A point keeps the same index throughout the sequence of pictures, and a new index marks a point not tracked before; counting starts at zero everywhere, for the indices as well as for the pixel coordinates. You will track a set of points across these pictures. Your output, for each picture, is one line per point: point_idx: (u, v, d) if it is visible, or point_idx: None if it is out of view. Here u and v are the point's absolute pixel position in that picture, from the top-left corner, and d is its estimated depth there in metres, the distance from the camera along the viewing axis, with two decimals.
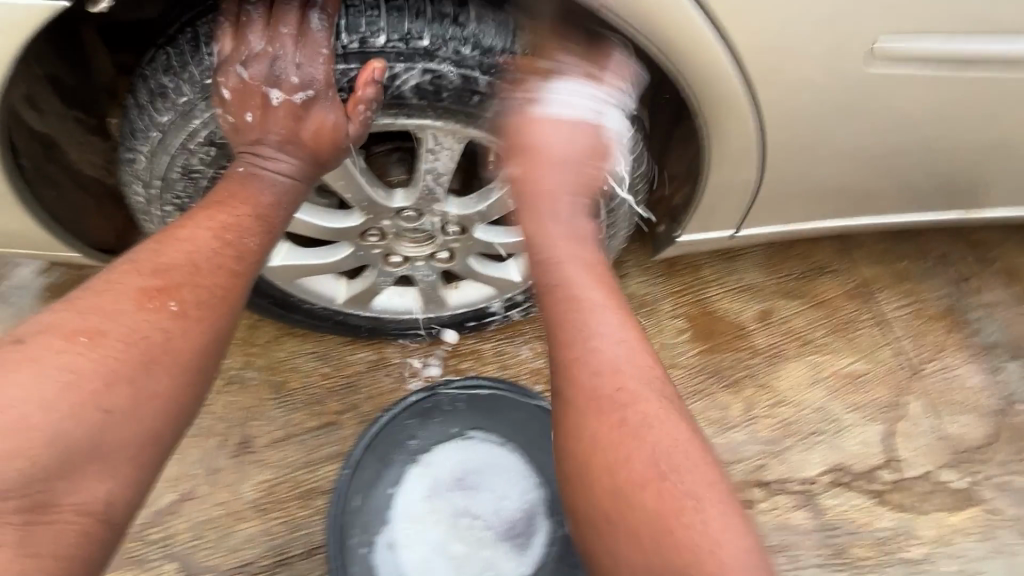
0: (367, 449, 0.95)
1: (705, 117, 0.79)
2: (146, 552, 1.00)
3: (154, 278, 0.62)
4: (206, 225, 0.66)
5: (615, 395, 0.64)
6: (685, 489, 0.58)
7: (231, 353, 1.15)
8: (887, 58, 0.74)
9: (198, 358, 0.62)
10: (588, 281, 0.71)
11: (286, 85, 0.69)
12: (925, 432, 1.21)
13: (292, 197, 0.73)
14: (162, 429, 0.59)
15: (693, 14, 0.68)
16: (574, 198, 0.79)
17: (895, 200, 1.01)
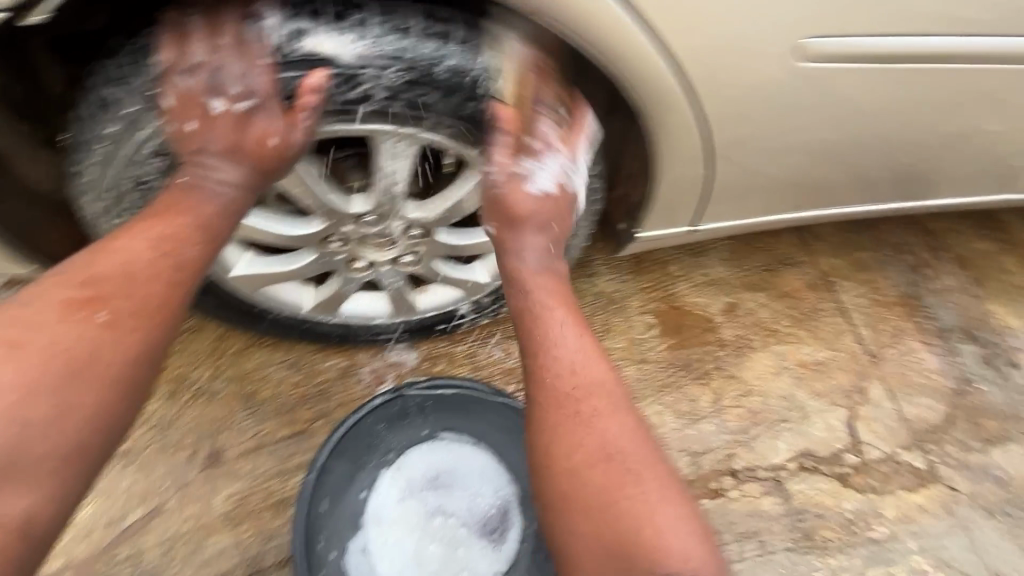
0: (333, 456, 0.93)
1: (651, 119, 0.81)
2: (114, 570, 0.98)
3: (83, 290, 0.63)
4: (144, 235, 0.67)
5: (576, 394, 0.71)
6: (632, 469, 0.67)
7: (199, 365, 1.14)
8: (821, 57, 0.77)
9: (128, 370, 0.63)
10: (549, 298, 0.78)
11: (229, 94, 0.72)
12: (885, 415, 1.25)
13: (237, 206, 0.74)
14: (86, 441, 0.60)
15: (631, 21, 0.70)
16: (545, 230, 0.83)
17: (845, 192, 1.04)
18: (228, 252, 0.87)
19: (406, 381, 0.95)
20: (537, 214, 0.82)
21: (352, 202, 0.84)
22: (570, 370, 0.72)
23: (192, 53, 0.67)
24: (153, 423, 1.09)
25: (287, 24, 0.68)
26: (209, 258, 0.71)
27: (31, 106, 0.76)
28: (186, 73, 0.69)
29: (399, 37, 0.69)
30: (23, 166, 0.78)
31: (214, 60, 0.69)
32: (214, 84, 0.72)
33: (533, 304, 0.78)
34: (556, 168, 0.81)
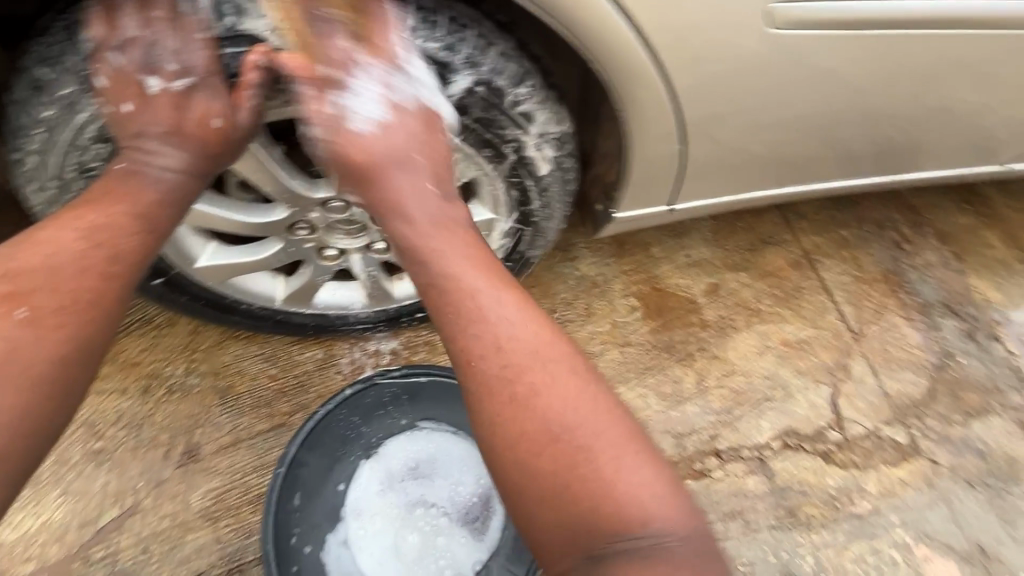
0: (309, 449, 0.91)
1: (621, 93, 0.79)
2: (90, 571, 0.96)
3: (3, 285, 0.59)
4: (74, 226, 0.63)
5: (507, 375, 0.62)
6: (580, 440, 0.59)
7: (172, 360, 1.11)
8: (794, 24, 0.75)
9: (56, 368, 0.59)
10: (464, 269, 0.67)
11: (164, 72, 0.68)
12: (868, 391, 1.26)
13: (180, 194, 0.70)
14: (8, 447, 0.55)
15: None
16: (429, 188, 0.73)
17: (824, 167, 1.03)
18: (191, 243, 0.84)
19: (379, 371, 0.91)
20: (388, 150, 0.72)
21: (317, 186, 0.81)
22: (495, 346, 0.63)
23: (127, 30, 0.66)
24: (126, 421, 1.06)
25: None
26: (152, 249, 0.67)
27: None
28: (117, 50, 0.66)
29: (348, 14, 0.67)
30: None
31: (147, 34, 0.67)
32: (146, 62, 0.68)
33: (443, 278, 0.67)
34: (374, 83, 0.70)
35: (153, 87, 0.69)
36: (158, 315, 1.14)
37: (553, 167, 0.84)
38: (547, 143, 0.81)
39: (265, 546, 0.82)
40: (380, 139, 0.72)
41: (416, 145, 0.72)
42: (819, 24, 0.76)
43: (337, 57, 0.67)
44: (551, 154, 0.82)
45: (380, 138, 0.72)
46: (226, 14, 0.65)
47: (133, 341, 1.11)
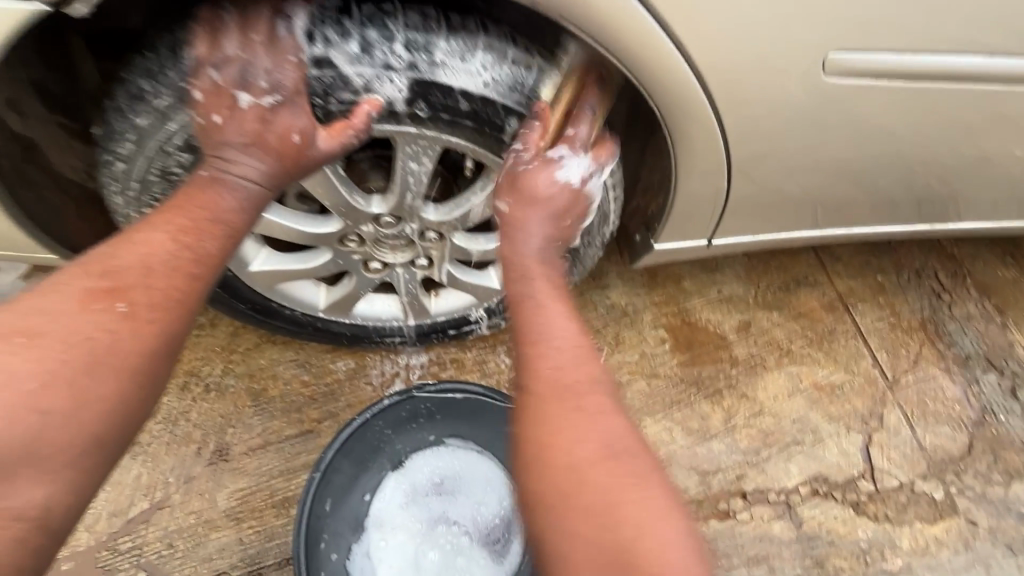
0: (341, 454, 0.91)
1: (673, 131, 0.81)
2: (116, 561, 0.98)
3: (103, 282, 0.64)
4: (163, 229, 0.68)
5: (573, 390, 0.64)
6: (631, 469, 0.60)
7: (211, 360, 1.15)
8: (850, 72, 0.76)
9: (146, 360, 0.63)
10: (549, 291, 0.71)
11: (255, 89, 0.70)
12: (902, 442, 1.22)
13: (256, 203, 0.74)
14: (106, 432, 0.60)
15: (654, 28, 0.69)
16: (552, 237, 0.76)
17: (864, 211, 1.03)
18: (246, 248, 0.88)
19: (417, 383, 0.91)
20: (552, 210, 0.77)
21: (372, 203, 0.85)
22: (563, 361, 0.65)
23: (225, 49, 0.68)
24: (163, 416, 1.09)
25: (314, 24, 0.70)
26: (230, 252, 0.72)
27: (69, 100, 0.77)
28: (213, 69, 0.69)
29: (427, 46, 0.72)
30: (56, 157, 0.79)
31: (244, 55, 0.69)
32: (237, 76, 0.70)
33: (527, 293, 0.71)
34: (584, 165, 0.78)
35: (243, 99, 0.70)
36: (201, 315, 1.18)
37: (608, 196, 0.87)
38: (610, 174, 0.84)
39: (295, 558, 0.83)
40: (550, 196, 0.77)
41: (562, 210, 0.78)
42: (878, 74, 0.77)
43: (573, 139, 0.77)
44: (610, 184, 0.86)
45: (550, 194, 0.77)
46: (316, 41, 0.71)
47: None
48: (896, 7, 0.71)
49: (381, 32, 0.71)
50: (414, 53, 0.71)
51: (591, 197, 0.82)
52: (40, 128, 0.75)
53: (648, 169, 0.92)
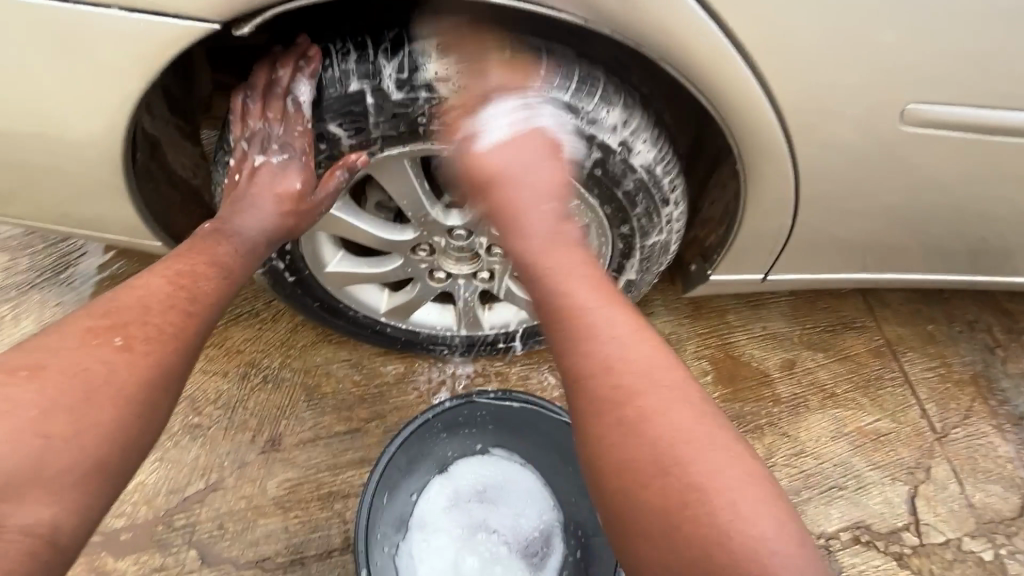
0: (401, 450, 0.94)
1: (746, 167, 0.84)
2: (170, 537, 1.03)
3: (102, 319, 0.67)
4: (164, 272, 0.73)
5: (622, 388, 0.61)
6: (700, 471, 0.57)
7: (270, 353, 1.21)
8: (926, 123, 0.78)
9: (146, 388, 0.65)
10: (585, 285, 0.67)
11: (267, 152, 0.82)
12: (950, 497, 1.19)
13: (251, 250, 0.82)
14: (106, 459, 0.61)
15: (746, 74, 0.73)
16: (547, 206, 0.74)
17: (921, 259, 1.04)
18: (324, 250, 0.94)
19: (478, 389, 0.95)
20: (516, 168, 0.75)
21: (449, 215, 0.89)
22: (609, 365, 0.63)
23: (252, 125, 0.82)
24: (223, 402, 1.15)
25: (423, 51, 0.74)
26: (225, 292, 0.77)
27: (184, 105, 0.84)
28: (246, 143, 0.84)
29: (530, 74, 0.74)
30: (172, 155, 0.87)
31: (262, 129, 0.81)
32: (260, 144, 0.83)
33: (559, 290, 0.67)
34: (511, 110, 0.74)
35: (260, 162, 0.84)
36: (264, 310, 1.25)
37: (671, 226, 0.90)
38: (675, 205, 0.87)
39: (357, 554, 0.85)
40: (509, 162, 0.75)
41: (544, 171, 0.75)
42: (956, 125, 0.78)
43: (490, 95, 0.74)
44: (677, 215, 0.89)
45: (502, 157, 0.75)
46: (426, 67, 0.74)
47: (240, 330, 1.22)
48: (982, 63, 0.72)
49: (485, 58, 0.74)
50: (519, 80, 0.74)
51: (543, 132, 0.75)
52: (163, 128, 0.82)
53: (711, 202, 0.96)
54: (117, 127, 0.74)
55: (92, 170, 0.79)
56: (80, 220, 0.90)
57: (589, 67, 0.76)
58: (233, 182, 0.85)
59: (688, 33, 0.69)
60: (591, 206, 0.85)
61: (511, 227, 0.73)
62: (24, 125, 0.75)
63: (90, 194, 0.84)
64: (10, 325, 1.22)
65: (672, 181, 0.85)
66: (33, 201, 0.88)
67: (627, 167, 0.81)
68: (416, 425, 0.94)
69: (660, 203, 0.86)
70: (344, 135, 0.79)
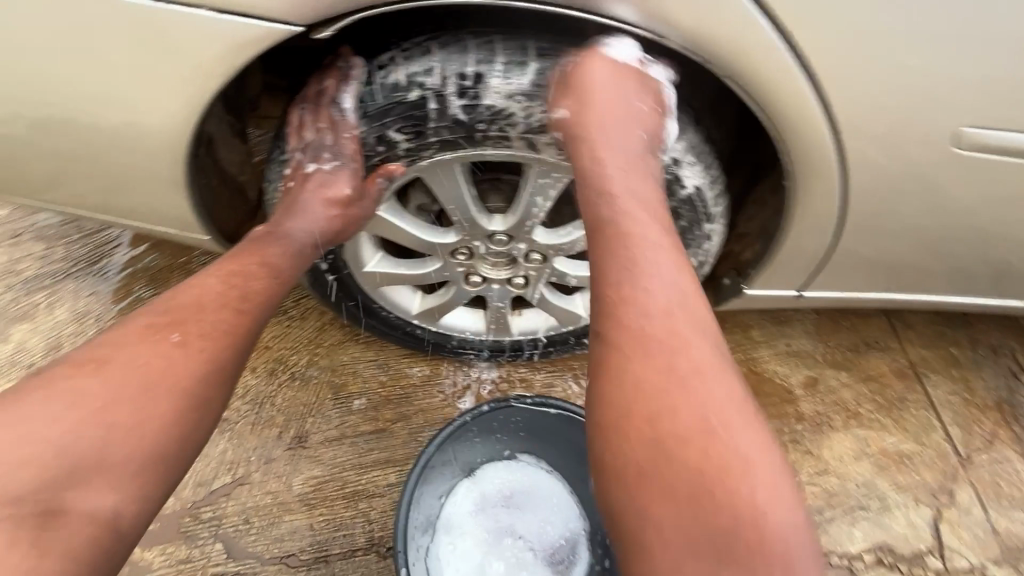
0: (436, 449, 0.95)
1: (795, 185, 0.85)
2: (197, 529, 1.04)
3: (163, 316, 0.67)
4: (218, 272, 0.74)
5: (672, 337, 0.63)
6: (732, 440, 0.57)
7: (298, 350, 1.21)
8: (975, 146, 0.78)
9: (202, 382, 0.64)
10: (631, 220, 0.70)
11: (320, 160, 0.84)
12: (974, 523, 1.19)
13: (302, 254, 0.82)
14: (163, 449, 0.60)
15: (805, 91, 0.74)
16: (624, 147, 0.77)
17: (955, 281, 1.04)
18: (364, 250, 0.95)
19: (517, 395, 0.97)
20: (633, 118, 0.77)
21: (492, 220, 0.90)
22: (661, 310, 0.64)
23: (306, 135, 0.82)
24: (250, 397, 1.16)
25: (488, 57, 0.74)
26: (274, 291, 0.76)
27: (238, 104, 0.85)
28: (301, 152, 0.85)
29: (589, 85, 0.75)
30: (224, 152, 0.88)
31: (313, 139, 0.82)
32: (312, 153, 0.83)
33: (610, 225, 0.70)
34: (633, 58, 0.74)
35: (311, 170, 0.85)
36: (293, 308, 1.25)
37: (713, 239, 0.91)
38: (719, 219, 0.89)
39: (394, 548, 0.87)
40: (600, 92, 0.76)
41: (640, 116, 0.77)
42: (1007, 149, 0.79)
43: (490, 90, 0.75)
44: (720, 228, 0.90)
45: (604, 87, 0.76)
46: (491, 76, 0.74)
47: (269, 327, 1.23)
48: None
49: (546, 68, 0.75)
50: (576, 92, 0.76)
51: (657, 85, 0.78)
52: (218, 127, 0.84)
53: (749, 217, 0.98)
54: (181, 120, 0.76)
55: (148, 162, 0.82)
56: (129, 211, 0.92)
57: (644, 78, 0.78)
58: (286, 188, 0.88)
59: (754, 44, 0.70)
60: None
61: (590, 168, 0.75)
62: (87, 116, 0.77)
63: (143, 186, 0.86)
64: (44, 313, 1.24)
65: (718, 196, 0.86)
66: (85, 191, 0.90)
67: (675, 183, 0.83)
68: (453, 425, 0.96)
69: (706, 216, 0.87)
70: (402, 139, 0.78)
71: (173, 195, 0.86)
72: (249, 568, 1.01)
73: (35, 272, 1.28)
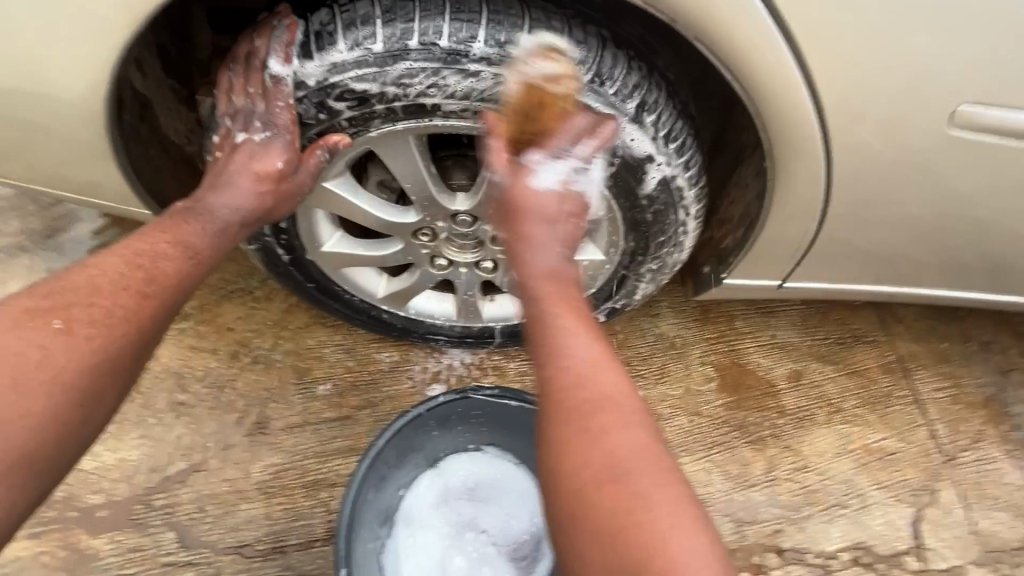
0: (389, 443, 0.87)
1: (774, 167, 0.79)
2: (148, 516, 1.00)
3: (46, 300, 0.62)
4: (119, 252, 0.68)
5: (587, 411, 0.59)
6: (643, 490, 0.55)
7: (262, 332, 1.16)
8: (974, 127, 0.72)
9: (91, 374, 0.61)
10: (552, 301, 0.66)
11: (251, 128, 0.76)
12: (956, 523, 1.16)
13: (228, 234, 0.76)
14: (34, 449, 0.56)
15: (786, 60, 0.67)
16: (549, 242, 0.70)
17: (948, 273, 0.99)
18: (321, 229, 0.89)
19: (475, 385, 0.90)
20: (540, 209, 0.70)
21: (454, 199, 0.84)
22: (575, 380, 0.61)
23: (236, 101, 0.76)
24: (210, 380, 1.11)
25: (446, 19, 0.68)
26: (189, 274, 0.71)
27: (181, 68, 0.80)
28: (231, 120, 0.78)
29: (552, 49, 0.69)
30: (165, 119, 0.82)
31: (247, 106, 0.75)
32: (243, 121, 0.76)
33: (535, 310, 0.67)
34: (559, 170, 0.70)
35: (240, 140, 0.77)
36: (258, 288, 1.19)
37: (686, 228, 0.86)
38: (695, 205, 0.83)
39: (338, 543, 0.80)
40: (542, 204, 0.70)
41: (557, 215, 0.70)
42: (1005, 131, 0.72)
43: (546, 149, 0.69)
44: (695, 214, 0.84)
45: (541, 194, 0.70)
46: (443, 37, 0.68)
47: (232, 308, 1.17)
48: None
49: (503, 28, 0.68)
50: (537, 56, 0.69)
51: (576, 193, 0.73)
52: (155, 89, 0.78)
53: (729, 202, 0.93)
54: (108, 82, 0.70)
55: (76, 127, 0.75)
56: (67, 182, 0.86)
57: (615, 41, 0.72)
58: (214, 158, 0.80)
59: (730, 10, 0.64)
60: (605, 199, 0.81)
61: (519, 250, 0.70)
62: (4, 78, 0.71)
63: (75, 154, 0.79)
64: None
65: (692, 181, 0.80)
66: (15, 160, 0.83)
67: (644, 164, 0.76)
68: (406, 417, 0.89)
69: (681, 201, 0.81)
70: (344, 108, 0.72)
71: (108, 165, 0.80)
72: (202, 558, 0.98)
73: None
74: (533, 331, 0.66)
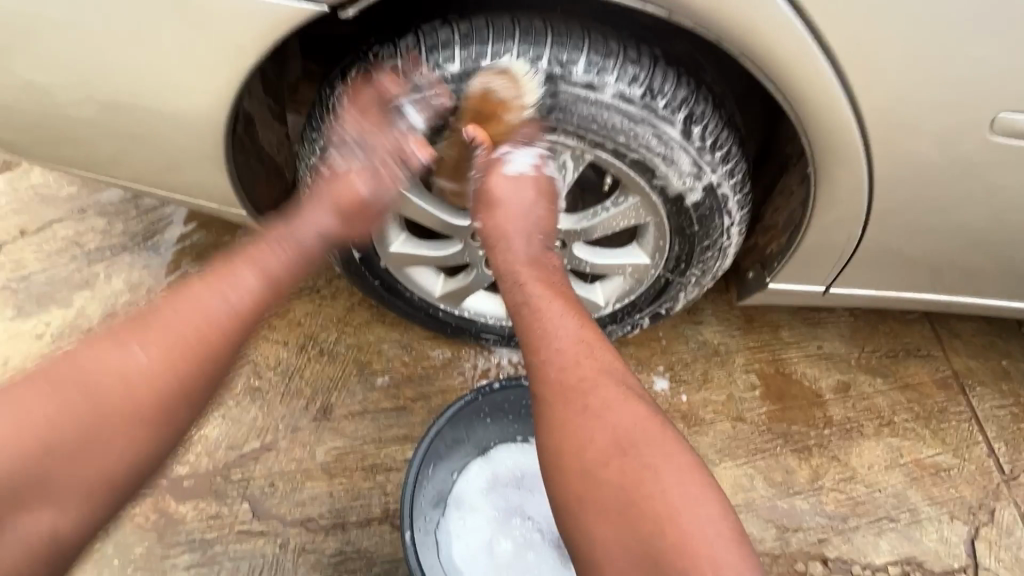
0: (448, 423, 0.95)
1: (819, 175, 0.82)
2: (226, 488, 1.10)
3: (135, 332, 0.67)
4: (201, 281, 0.72)
5: (581, 390, 0.71)
6: (643, 460, 0.66)
7: (327, 327, 1.26)
8: (1018, 133, 0.74)
9: (161, 412, 0.67)
10: (538, 286, 0.79)
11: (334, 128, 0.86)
12: (1015, 544, 1.12)
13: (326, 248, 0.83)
14: (120, 472, 0.65)
15: (830, 74, 0.71)
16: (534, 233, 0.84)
17: (1003, 284, 0.98)
18: (389, 230, 0.98)
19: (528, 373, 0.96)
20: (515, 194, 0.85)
21: None
22: (572, 360, 0.72)
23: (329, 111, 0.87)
24: (282, 369, 1.22)
25: (514, 41, 0.76)
26: (269, 303, 0.75)
27: (277, 89, 0.91)
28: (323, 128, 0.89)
29: (609, 65, 0.76)
30: (261, 131, 0.94)
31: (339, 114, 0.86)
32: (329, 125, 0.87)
33: (523, 298, 0.79)
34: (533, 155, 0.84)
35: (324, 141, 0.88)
36: (325, 287, 1.30)
37: (728, 232, 0.90)
38: (738, 210, 0.87)
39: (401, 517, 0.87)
40: (509, 194, 0.85)
41: (535, 204, 0.85)
42: None
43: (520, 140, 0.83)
44: (738, 218, 0.88)
45: (508, 189, 0.85)
46: (513, 57, 0.76)
47: (302, 304, 1.28)
48: None
49: (565, 48, 0.75)
50: (596, 73, 0.76)
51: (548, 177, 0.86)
52: (258, 106, 0.90)
53: (773, 209, 0.96)
54: (224, 100, 0.82)
55: (194, 139, 0.87)
56: (175, 187, 0.99)
57: (667, 58, 0.78)
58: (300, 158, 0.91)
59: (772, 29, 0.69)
60: (653, 205, 0.86)
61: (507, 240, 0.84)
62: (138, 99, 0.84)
63: (188, 163, 0.92)
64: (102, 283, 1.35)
65: (735, 188, 0.84)
66: (135, 169, 0.96)
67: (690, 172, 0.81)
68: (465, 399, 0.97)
69: (724, 206, 0.86)
70: None
71: (216, 171, 0.92)
72: (272, 528, 1.08)
73: (97, 244, 1.39)
74: (529, 316, 0.77)
